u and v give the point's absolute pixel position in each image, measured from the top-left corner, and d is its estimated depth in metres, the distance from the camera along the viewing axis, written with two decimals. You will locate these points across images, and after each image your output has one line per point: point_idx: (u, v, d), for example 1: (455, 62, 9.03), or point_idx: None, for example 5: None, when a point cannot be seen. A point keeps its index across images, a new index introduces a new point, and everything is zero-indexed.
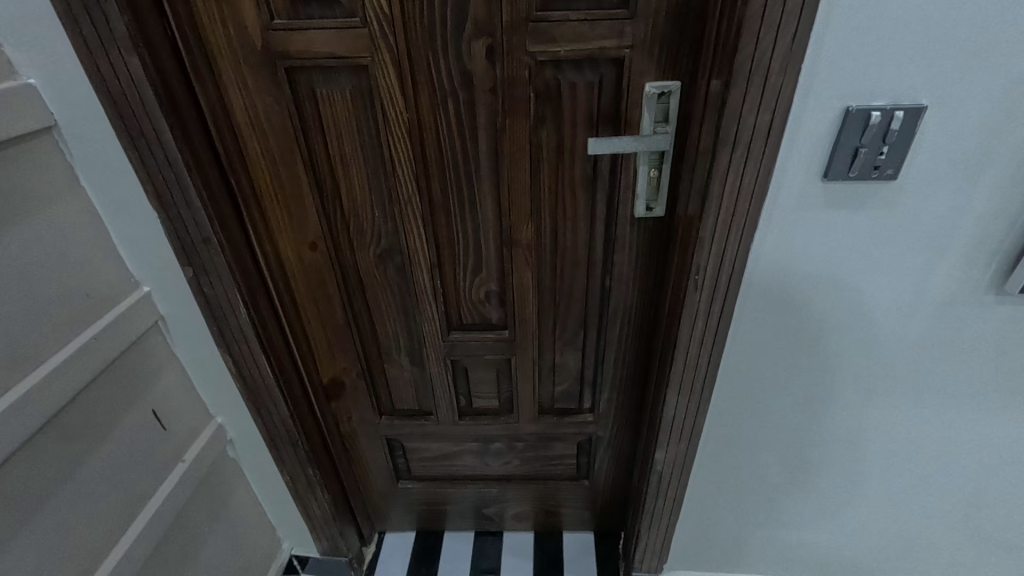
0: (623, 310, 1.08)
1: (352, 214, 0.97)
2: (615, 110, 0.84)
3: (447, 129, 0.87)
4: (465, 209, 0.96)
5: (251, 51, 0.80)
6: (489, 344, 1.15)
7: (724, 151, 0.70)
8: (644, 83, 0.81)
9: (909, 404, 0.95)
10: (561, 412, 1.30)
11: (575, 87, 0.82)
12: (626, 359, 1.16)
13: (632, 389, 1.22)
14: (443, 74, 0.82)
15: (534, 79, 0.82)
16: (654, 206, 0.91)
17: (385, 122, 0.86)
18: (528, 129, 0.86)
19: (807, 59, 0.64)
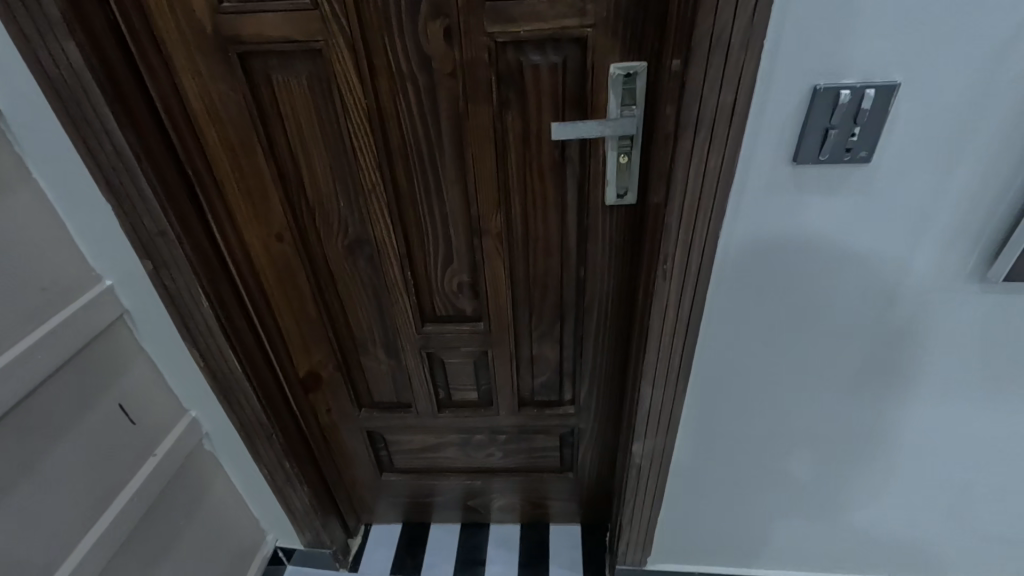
0: (599, 300, 1.06)
1: (318, 205, 0.95)
2: (580, 93, 0.81)
3: (408, 116, 0.85)
4: (433, 198, 0.94)
5: (201, 37, 0.78)
6: (464, 336, 1.13)
7: (687, 134, 0.67)
8: (608, 64, 0.77)
9: (891, 395, 0.92)
10: (542, 404, 1.28)
11: (538, 70, 0.79)
12: (605, 351, 1.14)
13: (613, 381, 1.19)
14: (401, 57, 0.79)
15: (495, 61, 0.79)
16: (626, 193, 0.88)
17: (343, 109, 0.83)
18: (492, 114, 0.83)
19: (771, 35, 0.60)
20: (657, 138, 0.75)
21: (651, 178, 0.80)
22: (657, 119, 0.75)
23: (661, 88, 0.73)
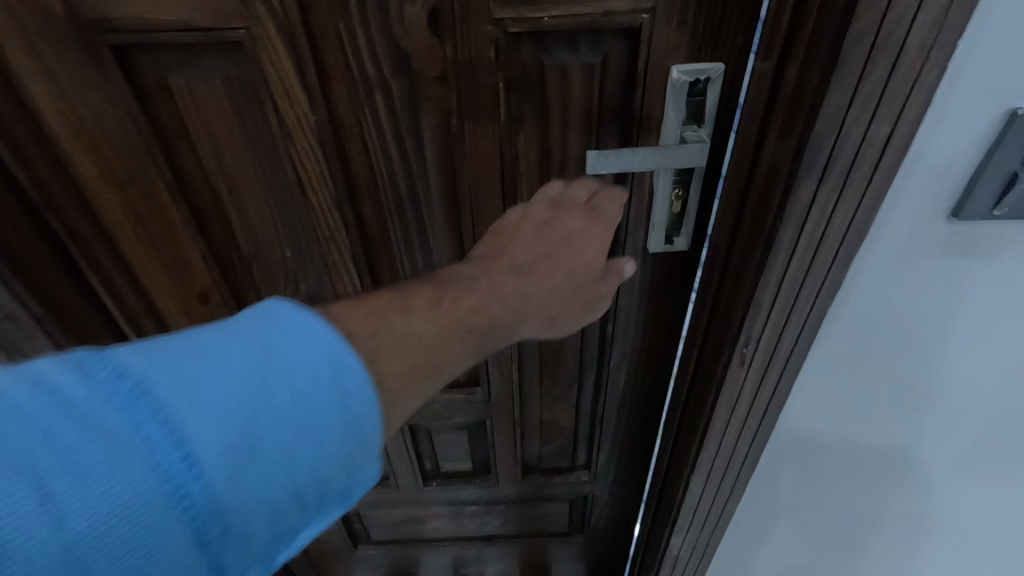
0: (629, 362, 0.84)
1: (257, 258, 0.69)
2: (624, 105, 0.57)
3: (378, 138, 0.59)
4: (415, 246, 0.69)
5: (50, 22, 0.50)
6: (457, 405, 0.90)
7: (807, 180, 0.45)
8: (670, 66, 0.53)
9: (1003, 486, 0.73)
10: (550, 471, 1.06)
11: (568, 73, 0.55)
12: (631, 417, 0.92)
13: (639, 449, 0.98)
14: (366, 54, 0.54)
15: (505, 59, 0.54)
16: (677, 238, 0.66)
17: (282, 130, 0.58)
18: (498, 135, 0.58)
19: (969, 33, 0.38)
20: (745, 174, 0.53)
21: (725, 227, 0.57)
22: (741, 147, 0.53)
23: (754, 103, 0.50)
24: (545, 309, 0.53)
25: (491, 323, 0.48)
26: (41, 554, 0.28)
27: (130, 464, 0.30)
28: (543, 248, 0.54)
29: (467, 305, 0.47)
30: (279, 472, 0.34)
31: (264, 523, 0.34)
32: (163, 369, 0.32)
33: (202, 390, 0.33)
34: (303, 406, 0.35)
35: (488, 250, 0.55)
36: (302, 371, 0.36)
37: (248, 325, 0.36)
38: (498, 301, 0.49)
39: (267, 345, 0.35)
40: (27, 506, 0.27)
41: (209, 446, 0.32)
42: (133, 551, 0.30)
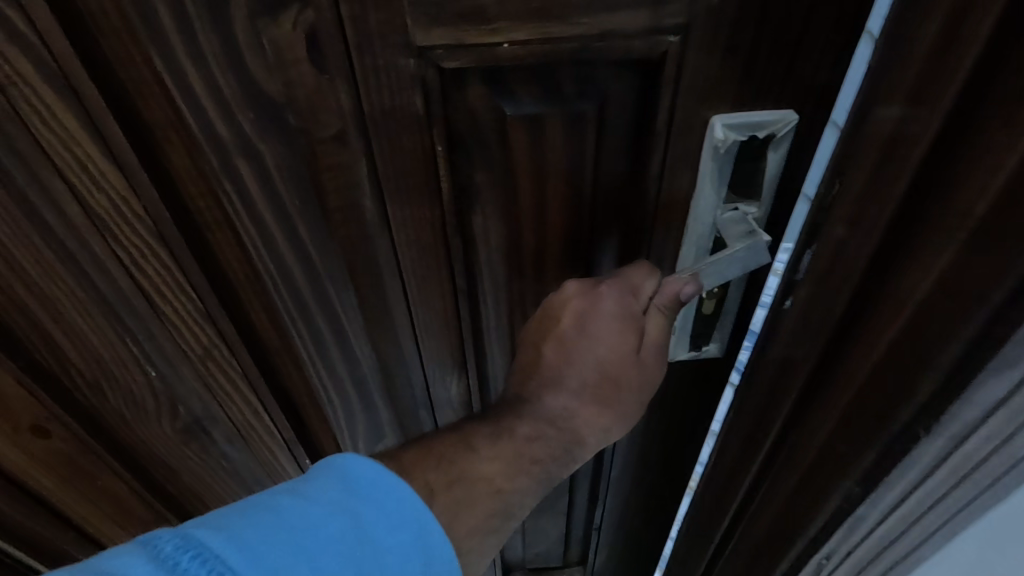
0: (632, 474, 0.65)
1: (111, 391, 0.48)
2: (635, 173, 0.37)
3: (257, 229, 0.38)
4: (334, 356, 0.49)
5: None
6: None
7: (995, 372, 0.31)
8: (709, 118, 0.33)
9: None
10: (536, 570, 0.90)
11: (544, 129, 0.35)
12: (633, 525, 0.74)
13: (641, 555, 0.80)
14: (212, 106, 0.32)
15: (443, 113, 0.33)
16: (707, 345, 0.46)
17: (99, 225, 0.36)
18: (440, 219, 0.38)
19: None
20: (844, 312, 0.36)
21: (794, 367, 0.41)
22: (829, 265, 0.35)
23: (866, 207, 0.32)
24: (605, 421, 0.41)
25: (546, 454, 0.39)
26: None
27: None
28: (595, 359, 0.40)
29: (524, 436, 0.38)
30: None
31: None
32: (249, 548, 0.27)
33: (293, 571, 0.27)
34: (400, 574, 0.29)
35: (534, 359, 0.40)
36: (396, 533, 0.30)
37: (325, 483, 0.30)
38: (551, 428, 0.39)
39: (356, 513, 0.29)
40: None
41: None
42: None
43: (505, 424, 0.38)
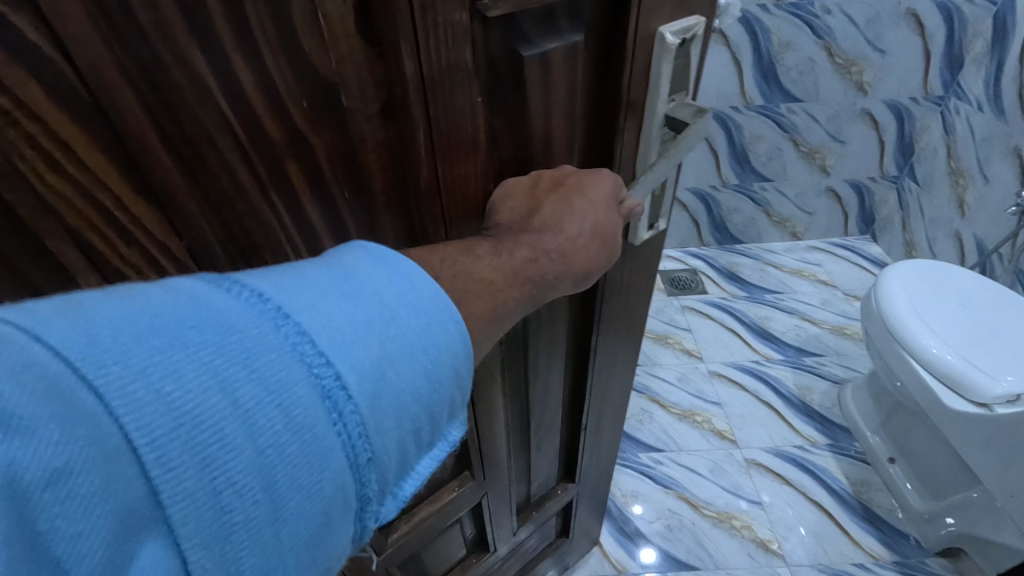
0: (602, 376, 0.93)
1: None
2: (604, 87, 0.55)
3: (298, 209, 0.48)
4: None
5: None
6: (456, 499, 0.93)
7: None
8: (653, 34, 0.51)
9: None
10: (541, 498, 1.19)
11: (548, 64, 0.49)
12: (604, 421, 1.05)
13: (620, 397, 1.03)
14: (268, 109, 0.42)
15: (483, 60, 0.46)
16: (657, 222, 0.70)
17: (135, 228, 0.42)
18: (476, 162, 0.52)
19: None
20: None
21: None
22: None
23: None
24: (584, 262, 0.53)
25: (545, 271, 0.50)
26: (228, 465, 0.31)
27: (296, 380, 0.34)
28: (572, 202, 0.53)
29: (522, 258, 0.49)
30: (406, 405, 0.39)
31: (398, 459, 0.40)
32: (299, 294, 0.37)
33: (335, 316, 0.37)
34: (419, 338, 0.41)
35: (518, 210, 0.53)
36: (417, 296, 0.41)
37: (358, 259, 0.42)
38: (546, 258, 0.50)
39: (378, 289, 0.40)
40: (215, 415, 0.31)
41: (357, 369, 0.36)
42: (300, 471, 0.34)
43: (505, 247, 0.49)
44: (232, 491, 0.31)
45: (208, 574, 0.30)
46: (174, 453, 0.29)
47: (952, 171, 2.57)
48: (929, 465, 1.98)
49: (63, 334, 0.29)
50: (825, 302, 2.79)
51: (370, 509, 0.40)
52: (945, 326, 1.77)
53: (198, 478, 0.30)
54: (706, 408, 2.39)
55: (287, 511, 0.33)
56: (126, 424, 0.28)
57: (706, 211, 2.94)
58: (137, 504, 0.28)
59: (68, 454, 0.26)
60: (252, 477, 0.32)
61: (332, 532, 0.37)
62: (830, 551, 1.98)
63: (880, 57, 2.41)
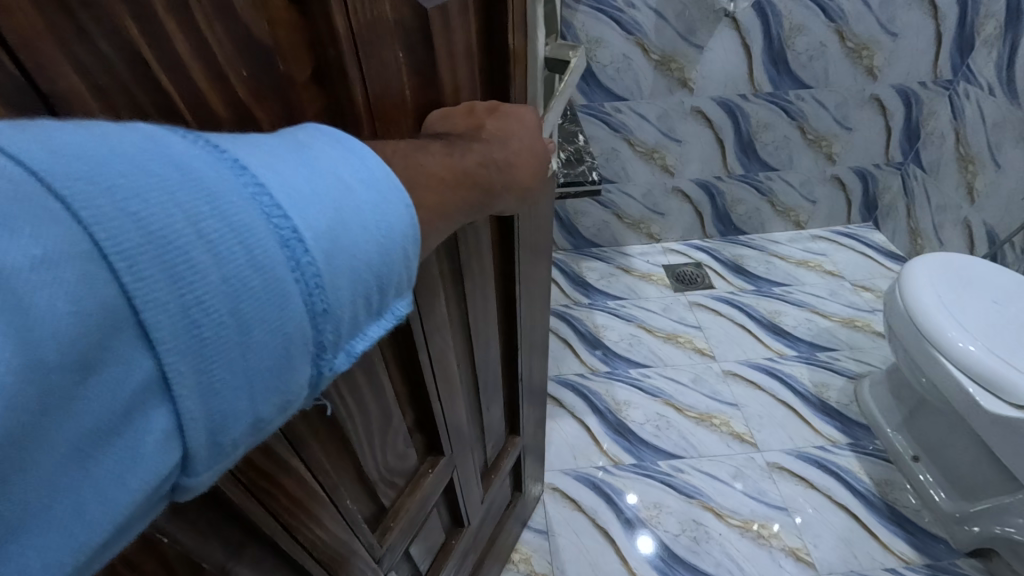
0: (524, 324, 1.18)
1: None
2: (491, 42, 0.70)
3: None
4: None
5: None
6: (434, 477, 1.08)
7: None
8: None
9: None
10: (494, 459, 1.40)
11: (450, 19, 0.59)
12: (529, 369, 1.31)
13: (540, 325, 1.27)
14: (211, 84, 0.45)
15: (402, 14, 0.54)
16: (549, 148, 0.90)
17: None
18: (401, 100, 0.60)
19: None
20: None
21: None
22: None
23: None
24: (524, 167, 0.66)
25: (493, 176, 0.61)
26: (201, 287, 0.34)
27: (260, 225, 0.37)
28: (502, 120, 0.66)
29: (473, 159, 0.59)
30: (357, 265, 0.44)
31: (350, 317, 0.45)
32: (257, 158, 0.40)
33: (291, 180, 0.41)
34: (369, 212, 0.45)
35: (465, 125, 0.63)
36: (366, 178, 0.46)
37: (314, 138, 0.46)
38: (493, 165, 0.61)
39: (331, 164, 0.45)
40: (187, 241, 0.33)
41: (313, 227, 0.41)
42: (264, 307, 0.37)
43: (456, 147, 0.58)
44: (202, 310, 0.34)
45: (183, 382, 0.33)
46: (152, 268, 0.32)
47: (960, 156, 2.54)
48: (953, 463, 1.96)
49: (31, 150, 0.30)
50: (833, 294, 2.78)
51: (325, 358, 0.45)
52: (977, 321, 1.73)
53: (172, 294, 0.32)
54: (722, 410, 2.35)
55: (254, 340, 0.37)
56: (97, 231, 0.30)
57: (710, 202, 2.89)
58: (118, 310, 0.30)
59: (48, 245, 0.28)
60: (223, 302, 0.35)
61: (292, 370, 0.41)
62: (861, 556, 1.95)
63: (892, 40, 2.37)
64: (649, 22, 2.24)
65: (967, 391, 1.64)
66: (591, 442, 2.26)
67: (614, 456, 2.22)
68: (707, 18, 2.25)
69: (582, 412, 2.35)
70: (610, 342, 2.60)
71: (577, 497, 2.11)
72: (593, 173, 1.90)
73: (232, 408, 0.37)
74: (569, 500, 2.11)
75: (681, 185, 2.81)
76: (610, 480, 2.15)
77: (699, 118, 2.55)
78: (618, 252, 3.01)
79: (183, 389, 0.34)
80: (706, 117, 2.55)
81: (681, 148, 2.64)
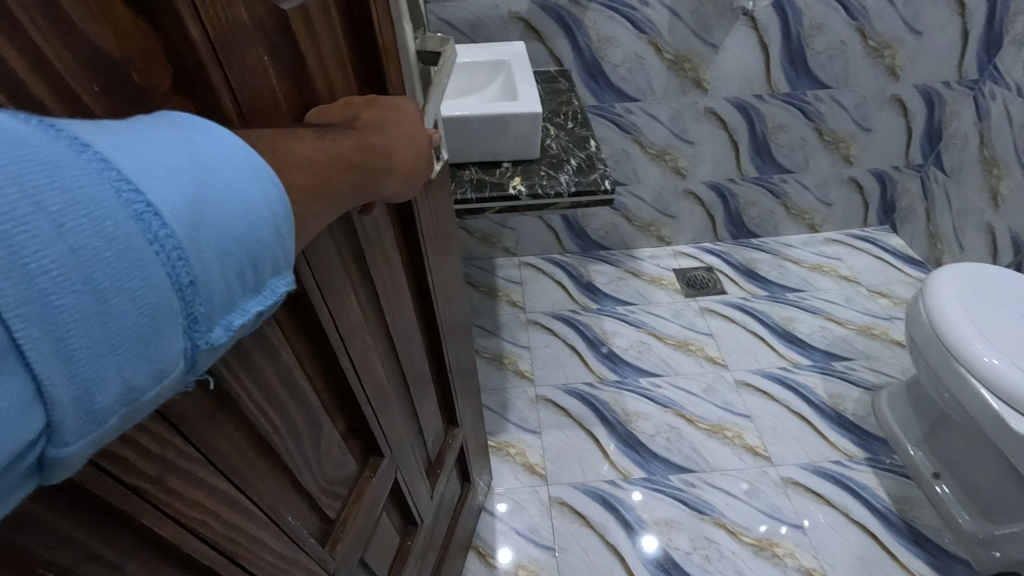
0: (443, 313, 1.07)
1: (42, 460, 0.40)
2: (359, 41, 0.61)
3: None
4: None
5: None
6: (376, 482, 0.91)
7: None
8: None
9: None
10: (437, 454, 1.25)
11: (309, 16, 0.51)
12: (457, 355, 1.20)
13: (459, 317, 1.18)
14: (55, 95, 0.35)
15: (261, 17, 0.46)
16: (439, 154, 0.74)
17: None
18: (276, 106, 0.50)
19: None
20: None
21: None
22: None
23: None
24: (407, 158, 0.56)
25: (372, 162, 0.51)
26: (45, 262, 0.26)
27: (107, 195, 0.29)
28: (384, 112, 0.57)
29: (345, 142, 0.48)
30: (226, 248, 0.35)
31: (227, 296, 0.37)
32: (88, 126, 0.31)
33: (134, 148, 0.32)
34: (240, 181, 0.37)
35: (337, 118, 0.54)
36: (226, 153, 0.37)
37: (165, 127, 0.36)
38: (370, 146, 0.51)
39: (185, 136, 0.36)
40: (19, 211, 0.25)
41: (174, 196, 0.33)
42: (125, 278, 0.30)
43: (325, 132, 0.48)
44: (50, 282, 0.27)
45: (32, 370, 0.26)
46: None
47: (984, 160, 2.38)
48: (977, 483, 1.82)
49: None
50: (849, 300, 2.63)
51: (203, 335, 0.36)
52: (1009, 338, 1.57)
53: (11, 269, 0.25)
54: (736, 422, 2.21)
55: (114, 312, 0.30)
56: None
57: (723, 205, 2.75)
58: None
59: None
60: (73, 274, 0.27)
61: (166, 350, 0.33)
62: None
63: (916, 39, 2.22)
64: (663, 21, 2.11)
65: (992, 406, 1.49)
66: (599, 454, 2.14)
67: (623, 468, 2.10)
68: (723, 14, 2.11)
69: (590, 423, 2.22)
70: (620, 351, 2.47)
71: (585, 512, 1.99)
72: (606, 182, 1.72)
73: (95, 386, 0.29)
74: (577, 515, 1.98)
75: (693, 187, 2.67)
76: (620, 495, 2.03)
77: (712, 119, 2.42)
78: (627, 255, 2.89)
79: (41, 375, 0.27)
80: (720, 119, 2.41)
81: (693, 150, 2.51)
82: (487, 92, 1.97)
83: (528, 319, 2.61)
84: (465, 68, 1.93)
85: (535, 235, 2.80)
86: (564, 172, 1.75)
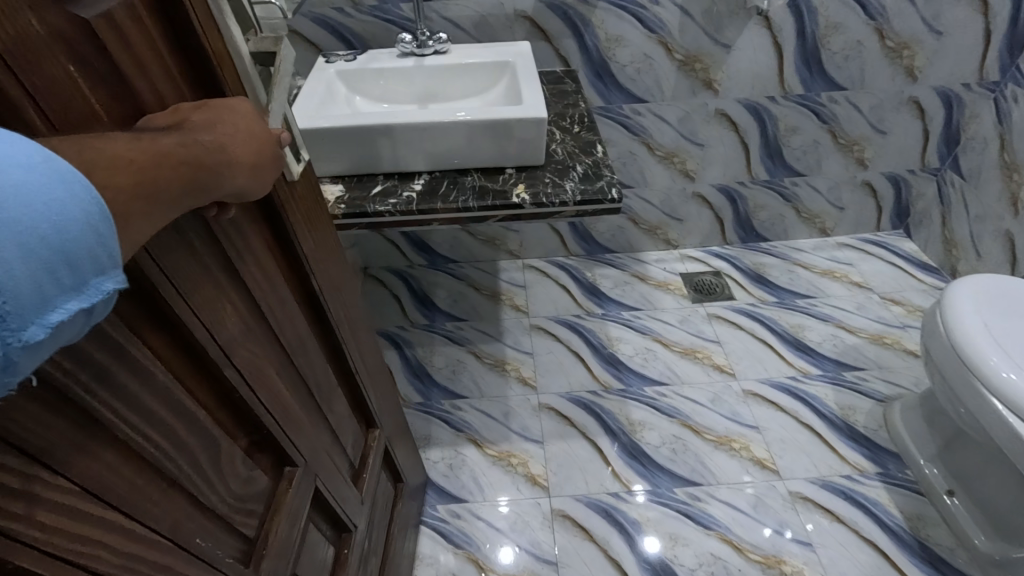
0: (342, 316, 1.03)
1: None
2: (185, 46, 0.58)
3: None
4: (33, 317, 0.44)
5: None
6: (294, 492, 0.87)
7: None
8: None
9: None
10: (361, 458, 1.21)
11: (118, 22, 0.49)
12: (364, 357, 1.16)
13: (361, 318, 1.15)
14: None
15: (55, 23, 0.44)
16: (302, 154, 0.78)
17: None
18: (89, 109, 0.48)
19: None
20: None
21: None
22: None
23: None
24: (249, 153, 0.53)
25: (201, 159, 0.47)
26: None
27: None
28: (216, 112, 0.53)
29: (167, 142, 0.45)
30: (28, 244, 0.31)
31: (39, 298, 0.32)
32: None
33: None
34: (39, 181, 0.33)
35: (163, 122, 0.49)
36: (21, 154, 0.33)
37: None
38: (198, 145, 0.47)
39: None
40: None
41: None
42: None
43: (139, 134, 0.44)
44: None
45: None
46: None
47: (1004, 165, 2.26)
48: (996, 501, 1.72)
49: None
50: (860, 308, 2.52)
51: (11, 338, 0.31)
52: None
53: None
54: (742, 433, 2.13)
55: None
56: None
57: (733, 210, 2.67)
58: None
59: None
60: None
61: None
62: None
63: (936, 39, 2.11)
64: (673, 19, 2.04)
65: (1009, 425, 1.39)
66: (600, 464, 2.07)
67: (625, 480, 2.02)
68: (736, 13, 2.03)
69: (594, 433, 2.15)
70: (624, 358, 2.39)
71: (589, 526, 1.91)
72: (613, 190, 1.63)
73: None
74: (579, 529, 1.91)
75: (701, 190, 2.58)
76: (623, 508, 1.95)
77: (722, 121, 2.33)
78: (632, 259, 2.81)
79: None
80: (730, 121, 2.33)
81: (702, 152, 2.43)
82: (490, 93, 1.91)
83: (531, 324, 2.54)
84: (468, 68, 1.86)
85: (537, 237, 2.73)
86: (569, 179, 1.66)
